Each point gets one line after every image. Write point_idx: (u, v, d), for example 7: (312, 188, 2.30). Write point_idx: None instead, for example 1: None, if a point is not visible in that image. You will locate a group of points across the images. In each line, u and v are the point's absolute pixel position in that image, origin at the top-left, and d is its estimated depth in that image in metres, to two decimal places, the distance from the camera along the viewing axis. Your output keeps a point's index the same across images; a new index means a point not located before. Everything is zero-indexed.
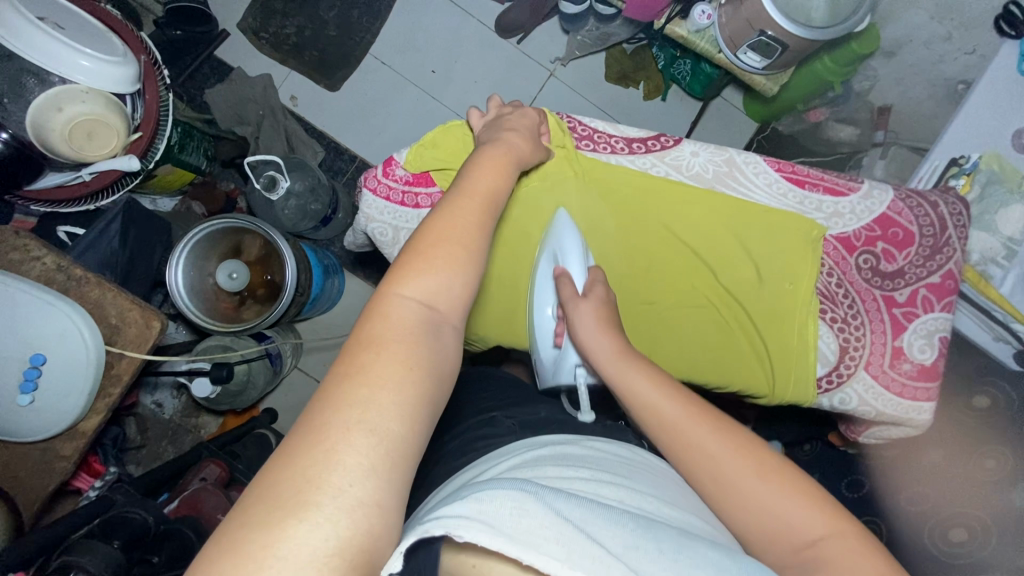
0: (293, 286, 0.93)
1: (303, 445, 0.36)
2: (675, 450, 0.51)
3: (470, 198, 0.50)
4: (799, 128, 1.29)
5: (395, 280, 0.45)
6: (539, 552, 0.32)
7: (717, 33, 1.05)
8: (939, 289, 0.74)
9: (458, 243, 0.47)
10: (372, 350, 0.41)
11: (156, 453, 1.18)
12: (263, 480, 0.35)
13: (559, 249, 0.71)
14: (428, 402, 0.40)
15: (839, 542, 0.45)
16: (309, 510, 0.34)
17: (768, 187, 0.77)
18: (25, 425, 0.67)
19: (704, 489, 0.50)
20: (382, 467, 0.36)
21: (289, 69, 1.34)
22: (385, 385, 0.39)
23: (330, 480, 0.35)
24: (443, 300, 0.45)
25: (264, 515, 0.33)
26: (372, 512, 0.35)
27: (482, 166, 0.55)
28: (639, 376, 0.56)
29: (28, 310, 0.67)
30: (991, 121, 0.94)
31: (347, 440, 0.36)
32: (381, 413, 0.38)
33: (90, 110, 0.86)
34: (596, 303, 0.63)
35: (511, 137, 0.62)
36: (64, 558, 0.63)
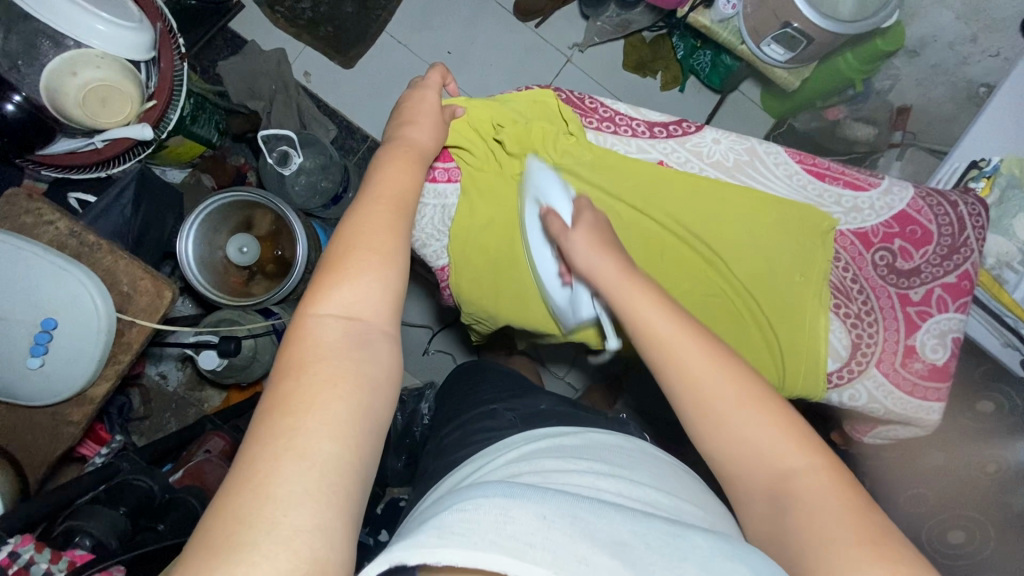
0: (304, 259, 0.93)
1: (234, 484, 0.35)
2: (659, 363, 0.51)
3: (380, 205, 0.51)
4: (817, 125, 1.24)
5: (312, 299, 0.44)
6: (523, 561, 0.32)
7: (740, 24, 1.03)
8: (955, 289, 0.74)
9: (369, 249, 0.47)
10: (291, 379, 0.40)
11: (158, 425, 1.19)
12: (200, 526, 0.34)
13: (537, 190, 0.71)
14: (362, 419, 0.40)
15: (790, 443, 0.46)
16: (246, 550, 0.33)
17: (789, 178, 0.77)
18: (34, 389, 0.67)
19: (694, 423, 0.49)
20: (320, 491, 0.36)
21: (304, 44, 1.33)
22: (310, 411, 0.38)
23: (264, 515, 0.34)
24: (366, 309, 0.45)
25: (196, 563, 0.32)
26: (314, 535, 0.34)
27: (392, 168, 0.56)
28: (637, 293, 0.54)
29: (38, 273, 0.66)
30: (1015, 124, 0.93)
31: (277, 470, 0.36)
32: (311, 436, 0.37)
33: (104, 76, 0.85)
34: (587, 229, 0.61)
35: (417, 135, 0.62)
36: (68, 523, 0.64)
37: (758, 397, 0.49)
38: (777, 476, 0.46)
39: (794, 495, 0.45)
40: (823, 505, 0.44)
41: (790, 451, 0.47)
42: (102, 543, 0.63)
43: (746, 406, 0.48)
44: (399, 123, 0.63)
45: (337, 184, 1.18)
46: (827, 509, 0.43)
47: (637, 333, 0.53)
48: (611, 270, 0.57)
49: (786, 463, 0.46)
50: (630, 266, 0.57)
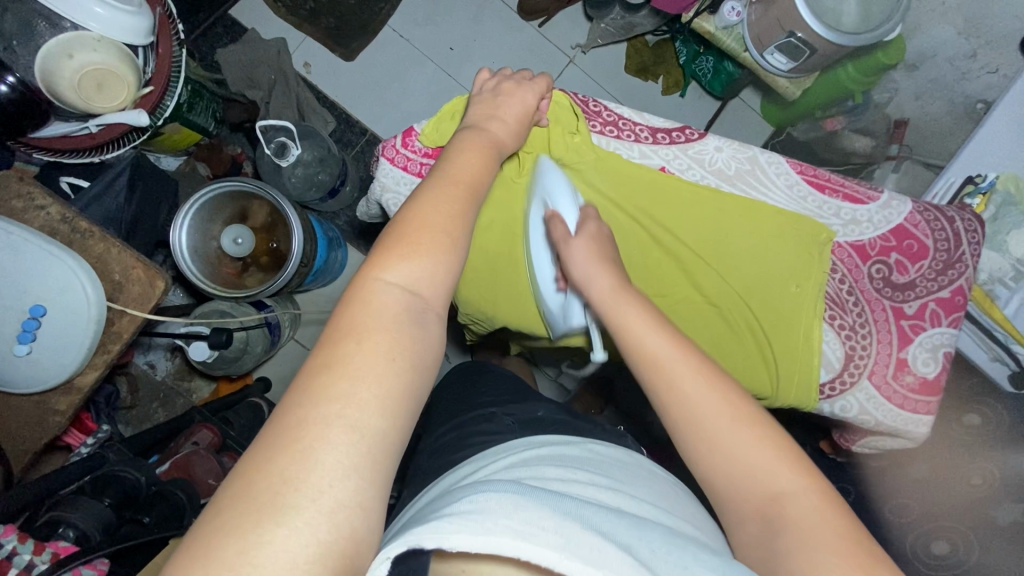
0: (300, 252, 0.91)
1: (282, 442, 0.35)
2: (655, 384, 0.51)
3: (453, 186, 0.51)
4: (815, 135, 1.23)
5: (377, 265, 0.44)
6: (534, 543, 0.32)
7: (744, 31, 1.03)
8: (948, 304, 0.75)
9: (442, 230, 0.47)
10: (351, 341, 0.39)
11: (145, 415, 1.15)
12: (230, 484, 0.34)
13: (546, 193, 0.71)
14: (410, 398, 0.39)
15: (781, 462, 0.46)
16: (287, 514, 0.33)
17: (789, 189, 0.77)
18: (22, 376, 0.66)
19: (687, 442, 0.49)
20: (363, 466, 0.36)
21: (304, 35, 1.31)
22: (366, 379, 0.38)
23: (310, 481, 0.34)
24: (428, 288, 0.44)
25: (239, 518, 0.32)
26: (354, 514, 0.34)
27: (467, 153, 0.56)
28: (629, 308, 0.56)
29: (28, 259, 0.65)
30: (1010, 142, 0.94)
31: (325, 437, 0.35)
32: (362, 408, 0.37)
33: (101, 59, 0.84)
34: (588, 240, 0.63)
35: (503, 134, 0.62)
36: (53, 513, 0.63)
37: (755, 418, 0.49)
38: (767, 496, 0.46)
39: (787, 518, 0.44)
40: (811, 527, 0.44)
41: (785, 474, 0.46)
42: (86, 536, 0.62)
43: (740, 424, 0.48)
44: (484, 113, 0.63)
45: (336, 177, 1.17)
46: (814, 533, 0.43)
47: (633, 357, 0.53)
48: (606, 278, 0.59)
49: (780, 484, 0.46)
50: (623, 282, 0.59)
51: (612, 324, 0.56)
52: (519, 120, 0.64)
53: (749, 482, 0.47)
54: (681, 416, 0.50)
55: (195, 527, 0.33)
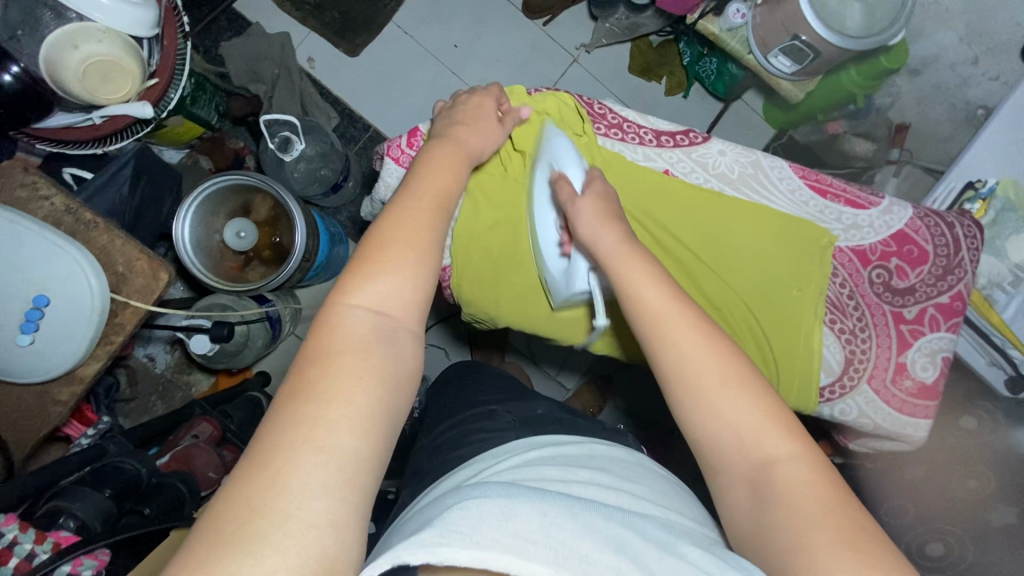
0: (302, 247, 0.92)
1: (252, 469, 0.35)
2: (656, 347, 0.51)
3: (421, 200, 0.51)
4: (815, 139, 1.24)
5: (343, 291, 0.44)
6: (524, 557, 0.32)
7: (749, 33, 1.04)
8: (947, 309, 0.76)
9: (409, 246, 0.47)
10: (317, 367, 0.40)
11: (144, 407, 1.18)
12: (201, 516, 0.34)
13: (552, 155, 0.70)
14: (380, 415, 0.40)
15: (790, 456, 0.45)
16: (254, 541, 0.33)
17: (791, 193, 0.77)
18: (24, 367, 0.66)
19: (685, 408, 0.49)
20: (334, 486, 0.36)
21: (308, 29, 1.31)
22: (333, 401, 0.38)
23: (278, 505, 0.34)
24: (398, 307, 0.45)
25: (208, 546, 0.33)
26: (325, 533, 0.34)
27: (441, 163, 0.56)
28: (637, 272, 0.55)
29: (32, 249, 0.65)
30: (1011, 148, 0.95)
31: (294, 460, 0.36)
32: (329, 429, 0.37)
33: (105, 51, 0.83)
34: (594, 198, 0.63)
35: (470, 137, 0.62)
36: (53, 504, 0.62)
37: (748, 378, 0.49)
38: (762, 463, 0.46)
39: (778, 485, 0.45)
40: (805, 496, 0.43)
41: (779, 440, 0.46)
42: (87, 526, 0.62)
43: (733, 387, 0.48)
44: (452, 121, 0.63)
45: (337, 174, 1.18)
46: (805, 502, 0.43)
47: (636, 318, 0.54)
48: (611, 236, 0.59)
49: (774, 452, 0.46)
50: (630, 241, 0.59)
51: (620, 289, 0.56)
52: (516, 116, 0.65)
53: (743, 446, 0.47)
54: (680, 381, 0.50)
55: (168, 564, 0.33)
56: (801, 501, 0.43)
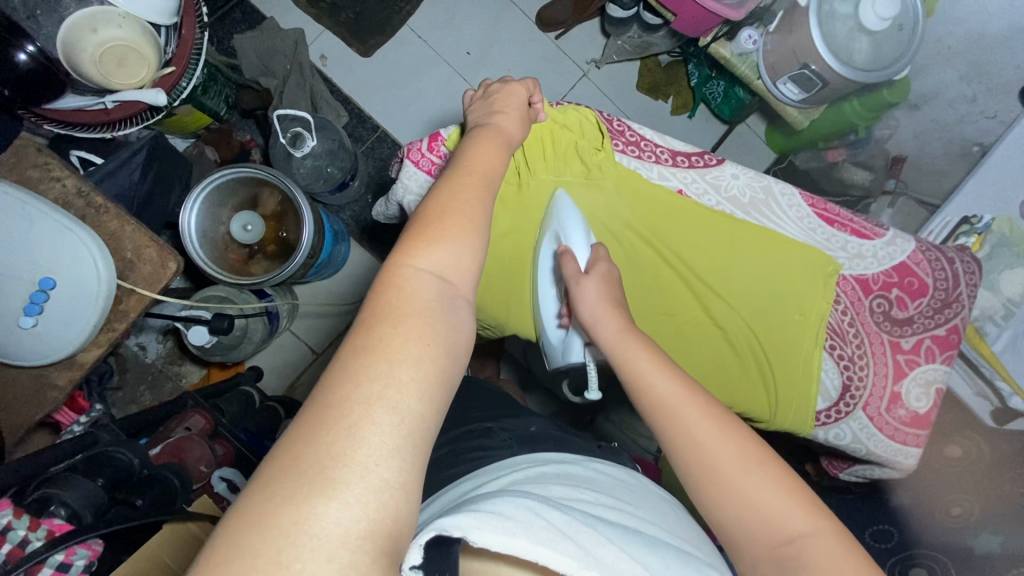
0: (308, 247, 0.91)
1: (328, 418, 0.35)
2: (665, 427, 0.51)
3: (471, 176, 0.52)
4: (815, 165, 1.28)
5: (406, 252, 0.45)
6: (555, 550, 0.33)
7: (759, 59, 1.06)
8: (942, 341, 0.78)
9: (466, 219, 0.48)
10: (388, 324, 0.40)
11: (131, 398, 1.15)
12: (276, 457, 0.34)
13: (561, 229, 0.72)
14: (444, 380, 0.40)
15: (826, 542, 0.45)
16: (337, 488, 0.33)
17: (800, 221, 0.79)
18: (22, 348, 0.65)
19: (697, 485, 0.49)
20: (406, 447, 0.36)
21: (323, 27, 1.32)
22: (405, 360, 0.38)
23: (356, 458, 0.34)
24: (457, 274, 0.46)
25: (289, 489, 0.32)
26: (397, 494, 0.34)
27: (483, 145, 0.57)
28: (641, 352, 0.56)
29: (42, 231, 0.64)
30: (1004, 186, 0.98)
31: (370, 417, 0.35)
32: (402, 389, 0.37)
33: (124, 36, 0.85)
34: (599, 280, 0.64)
35: (507, 125, 0.62)
36: (44, 490, 0.60)
37: (763, 460, 0.48)
38: (783, 540, 0.45)
39: (803, 558, 0.44)
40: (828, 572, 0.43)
41: (798, 515, 0.46)
42: (79, 514, 0.60)
43: (752, 471, 0.47)
44: (489, 111, 0.64)
45: (345, 172, 1.18)
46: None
47: (644, 399, 0.53)
48: (613, 322, 0.60)
49: (795, 526, 0.45)
50: (633, 326, 0.59)
51: (622, 369, 0.56)
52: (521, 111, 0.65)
53: (770, 528, 0.46)
54: (689, 449, 0.49)
55: (242, 500, 0.33)
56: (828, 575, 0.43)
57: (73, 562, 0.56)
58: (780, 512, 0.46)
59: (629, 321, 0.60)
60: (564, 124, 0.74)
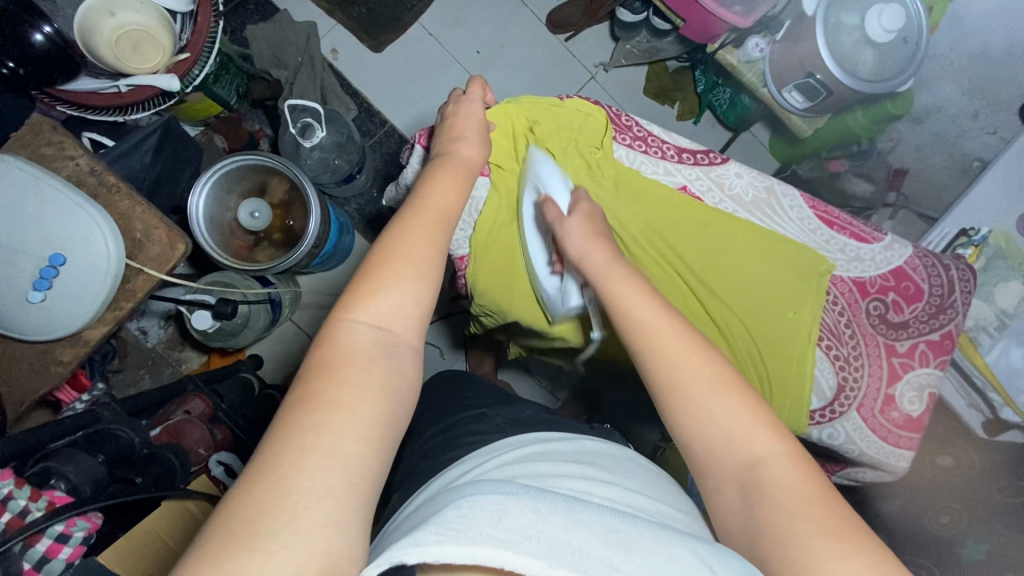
0: (314, 233, 0.92)
1: (259, 473, 0.37)
2: (641, 351, 0.54)
3: (418, 222, 0.53)
4: (817, 174, 1.29)
5: (349, 303, 0.46)
6: (518, 553, 0.32)
7: (765, 68, 1.07)
8: (937, 347, 0.79)
9: (412, 263, 0.49)
10: (323, 378, 0.42)
11: (132, 381, 1.15)
12: (212, 519, 0.36)
13: (538, 180, 0.74)
14: (382, 423, 0.41)
15: (789, 463, 0.47)
16: (263, 539, 0.34)
17: (799, 221, 0.81)
18: (28, 323, 0.66)
19: (667, 404, 0.51)
20: (339, 488, 0.37)
21: (335, 22, 1.33)
22: (338, 410, 0.40)
23: (285, 506, 0.35)
24: (399, 321, 0.47)
25: (220, 546, 0.34)
26: (330, 532, 0.35)
27: (441, 184, 0.59)
28: (619, 277, 0.59)
29: (54, 208, 0.65)
30: (1002, 202, 0.99)
31: (299, 465, 0.37)
32: (336, 435, 0.39)
33: (140, 21, 0.87)
34: (581, 219, 0.66)
35: (467, 150, 0.65)
36: (45, 464, 0.60)
37: (730, 384, 0.51)
38: (747, 465, 0.47)
39: (763, 483, 0.46)
40: (789, 491, 0.45)
41: (762, 438, 0.48)
42: (78, 489, 0.60)
43: (718, 391, 0.50)
44: (448, 137, 0.66)
45: (352, 165, 1.19)
46: (793, 497, 0.45)
47: (620, 325, 0.56)
48: (600, 253, 0.62)
49: (759, 449, 0.48)
50: (618, 258, 0.62)
51: (600, 289, 0.60)
52: None
53: (731, 448, 0.48)
54: (658, 371, 0.52)
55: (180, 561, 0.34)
56: (788, 497, 0.45)
57: (72, 534, 0.56)
58: (737, 431, 0.49)
59: (614, 253, 0.63)
60: (562, 116, 0.77)
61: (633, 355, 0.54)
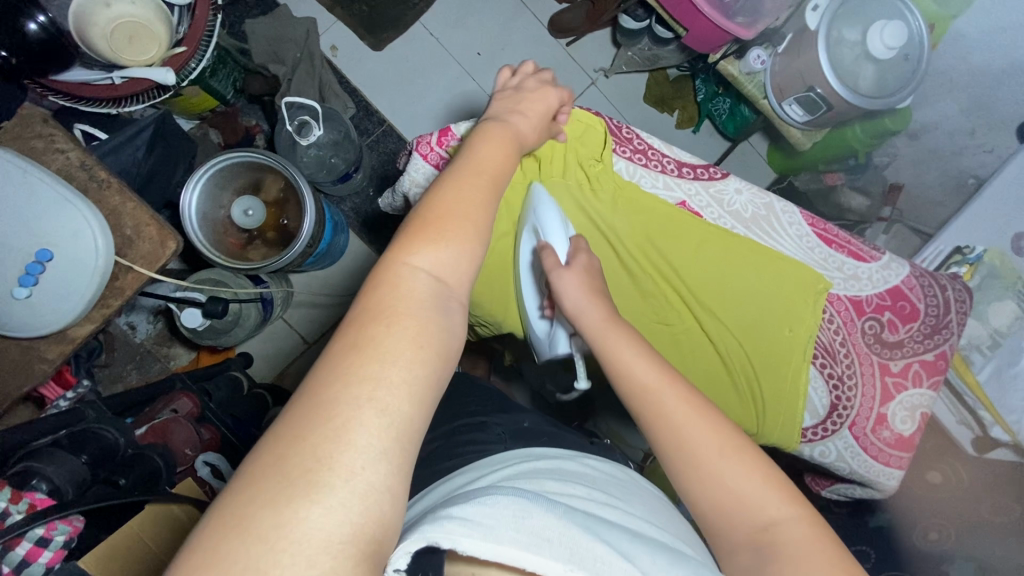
0: (309, 234, 0.91)
1: (315, 419, 0.35)
2: (646, 414, 0.53)
3: (477, 177, 0.51)
4: (814, 187, 1.32)
5: (403, 249, 0.44)
6: (540, 555, 0.32)
7: (766, 79, 1.07)
8: (930, 367, 0.79)
9: (466, 216, 0.47)
10: (380, 324, 0.40)
11: (118, 376, 1.14)
12: (260, 460, 0.34)
13: (538, 221, 0.71)
14: (434, 386, 0.40)
15: (802, 523, 0.47)
16: (321, 491, 0.33)
17: (796, 238, 0.80)
18: (12, 319, 0.64)
19: (674, 466, 0.51)
20: (392, 448, 0.36)
21: (335, 18, 1.31)
22: (395, 362, 0.38)
23: (341, 460, 0.34)
24: (455, 275, 0.45)
25: (272, 495, 0.32)
26: (383, 498, 0.34)
27: (489, 142, 0.55)
28: (619, 338, 0.58)
29: (43, 203, 0.64)
30: (994, 221, 1.00)
31: (357, 417, 0.35)
32: (391, 390, 0.37)
33: (136, 13, 0.85)
34: (579, 272, 0.64)
35: (525, 125, 0.60)
36: (26, 463, 0.59)
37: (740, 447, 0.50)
38: (759, 527, 0.47)
39: (779, 545, 0.46)
40: (803, 558, 0.45)
41: (774, 501, 0.48)
42: (60, 490, 0.59)
43: (728, 454, 0.49)
44: (510, 108, 0.61)
45: (349, 164, 1.18)
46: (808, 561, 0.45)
47: (620, 382, 0.55)
48: (596, 311, 0.61)
49: (771, 512, 0.48)
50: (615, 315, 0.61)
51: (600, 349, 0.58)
52: (543, 118, 0.63)
53: (745, 514, 0.48)
54: (661, 433, 0.52)
55: (226, 500, 0.33)
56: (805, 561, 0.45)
57: (53, 538, 0.55)
58: (750, 493, 0.48)
59: (611, 310, 0.61)
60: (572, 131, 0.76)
61: (637, 417, 0.54)
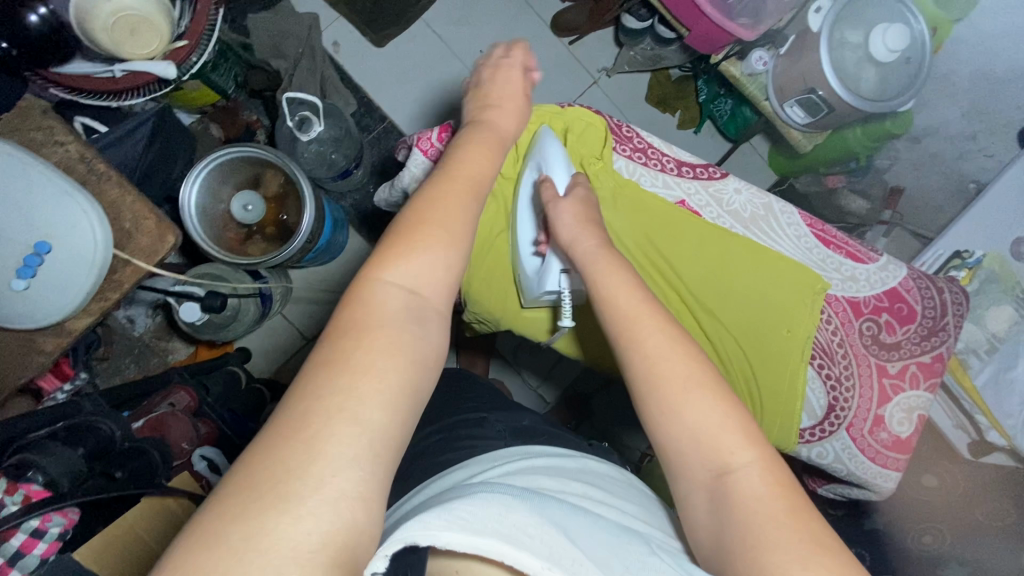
0: (309, 228, 0.91)
1: (287, 432, 0.35)
2: (626, 347, 0.53)
3: (454, 183, 0.51)
4: (815, 189, 1.32)
5: (378, 264, 0.44)
6: (521, 550, 0.31)
7: (768, 81, 1.07)
8: (927, 369, 0.79)
9: (439, 224, 0.47)
10: (350, 337, 0.40)
11: (117, 369, 1.15)
12: (234, 471, 0.35)
13: (542, 159, 0.72)
14: (410, 394, 0.40)
15: (760, 472, 0.46)
16: (289, 501, 0.33)
17: (795, 239, 0.81)
18: (10, 310, 0.64)
19: (648, 396, 0.50)
20: (365, 457, 0.36)
21: (338, 14, 1.31)
22: (366, 373, 0.38)
23: (311, 471, 0.34)
24: (430, 286, 0.45)
25: (243, 506, 0.33)
26: (355, 504, 0.34)
27: (472, 149, 0.55)
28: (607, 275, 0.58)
29: (42, 195, 0.64)
30: (993, 226, 1.00)
31: (327, 430, 0.36)
32: (362, 401, 0.37)
33: (139, 5, 0.83)
34: (576, 203, 0.66)
35: (501, 121, 0.61)
36: (21, 456, 0.58)
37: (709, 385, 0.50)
38: (721, 469, 0.47)
39: (732, 488, 0.45)
40: (759, 502, 0.44)
41: (738, 445, 0.47)
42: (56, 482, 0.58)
43: (692, 390, 0.49)
44: (482, 103, 0.62)
45: (349, 161, 1.18)
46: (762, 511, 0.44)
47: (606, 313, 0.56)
48: (591, 240, 0.63)
49: (732, 457, 0.47)
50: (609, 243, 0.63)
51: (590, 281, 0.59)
52: None
53: (709, 451, 0.47)
54: (641, 362, 0.52)
55: (199, 514, 0.33)
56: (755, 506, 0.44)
57: (48, 529, 0.55)
58: (720, 436, 0.47)
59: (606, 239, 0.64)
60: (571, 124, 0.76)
61: (617, 342, 0.54)
